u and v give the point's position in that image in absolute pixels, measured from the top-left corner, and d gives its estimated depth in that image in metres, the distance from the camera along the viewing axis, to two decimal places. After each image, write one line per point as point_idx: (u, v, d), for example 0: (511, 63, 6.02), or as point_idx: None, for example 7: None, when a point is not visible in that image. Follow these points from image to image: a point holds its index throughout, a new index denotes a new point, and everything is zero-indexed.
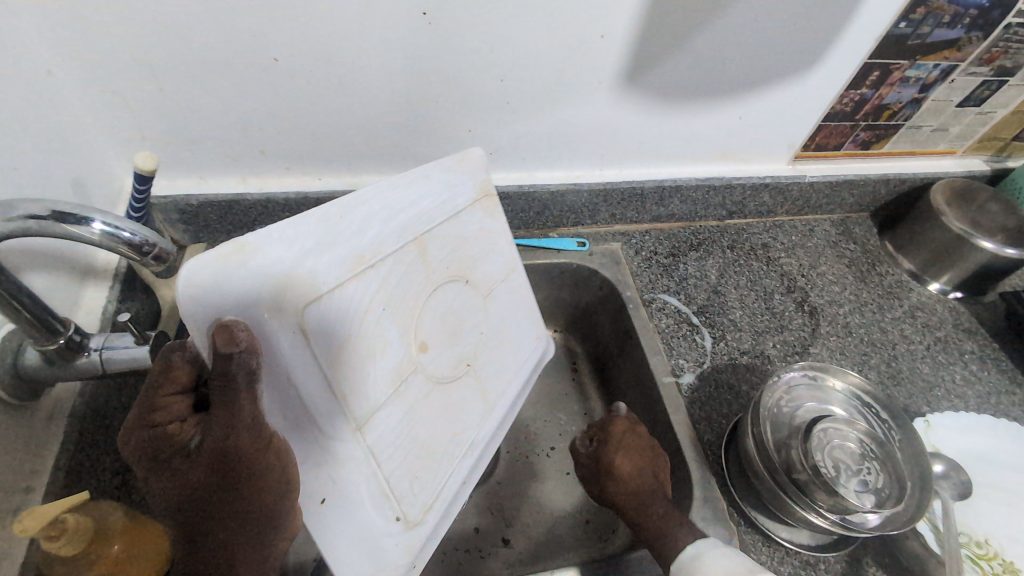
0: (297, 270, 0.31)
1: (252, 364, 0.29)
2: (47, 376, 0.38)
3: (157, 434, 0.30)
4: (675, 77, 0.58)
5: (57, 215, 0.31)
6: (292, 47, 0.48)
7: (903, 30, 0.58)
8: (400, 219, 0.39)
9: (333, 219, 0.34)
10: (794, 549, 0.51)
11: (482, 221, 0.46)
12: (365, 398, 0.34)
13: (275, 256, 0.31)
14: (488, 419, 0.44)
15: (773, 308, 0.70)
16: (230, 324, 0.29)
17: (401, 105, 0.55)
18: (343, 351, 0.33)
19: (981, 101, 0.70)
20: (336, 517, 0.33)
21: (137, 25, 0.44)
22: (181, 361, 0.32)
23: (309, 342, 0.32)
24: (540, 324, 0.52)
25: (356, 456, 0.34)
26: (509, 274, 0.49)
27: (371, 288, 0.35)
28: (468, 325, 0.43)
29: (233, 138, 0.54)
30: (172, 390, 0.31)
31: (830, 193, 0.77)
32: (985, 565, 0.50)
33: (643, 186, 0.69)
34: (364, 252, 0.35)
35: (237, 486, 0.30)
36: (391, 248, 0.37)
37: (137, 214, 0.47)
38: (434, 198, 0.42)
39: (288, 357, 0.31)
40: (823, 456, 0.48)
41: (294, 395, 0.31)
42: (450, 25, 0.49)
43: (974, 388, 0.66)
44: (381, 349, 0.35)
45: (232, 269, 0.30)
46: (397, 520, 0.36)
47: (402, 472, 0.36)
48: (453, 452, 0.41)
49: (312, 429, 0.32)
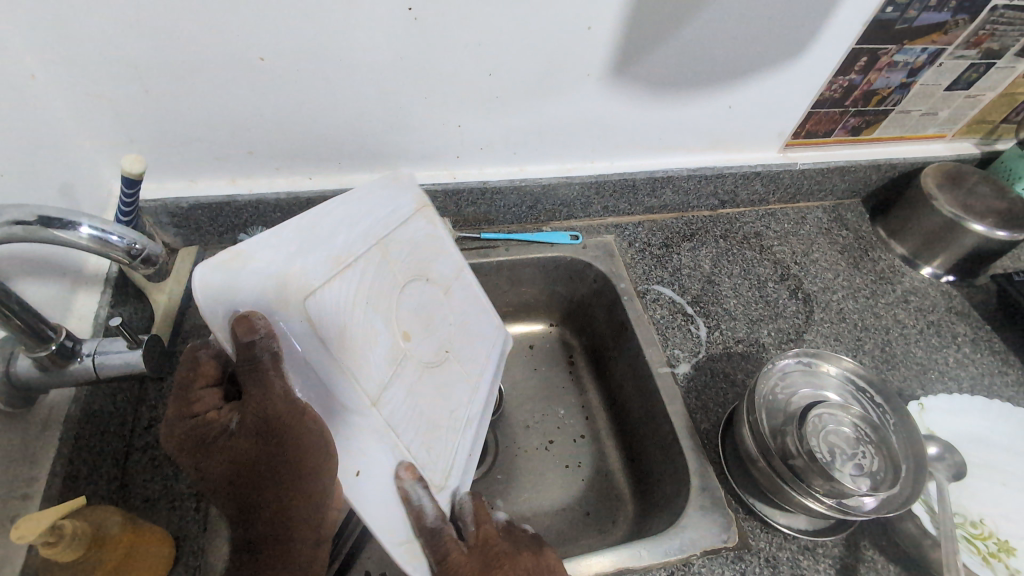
0: (292, 268, 0.33)
1: (274, 347, 0.32)
2: (40, 383, 0.38)
3: (199, 422, 0.34)
4: (664, 67, 0.58)
5: (43, 220, 0.31)
6: (278, 45, 0.48)
7: (890, 15, 0.58)
8: (362, 223, 0.40)
9: (305, 226, 0.36)
10: (792, 534, 0.51)
11: (432, 225, 0.47)
12: (372, 378, 0.36)
13: (268, 259, 0.33)
14: (476, 397, 0.46)
15: (767, 296, 0.70)
16: (249, 315, 0.31)
17: (389, 101, 0.54)
18: (342, 340, 0.35)
19: (969, 84, 0.70)
20: (378, 486, 0.34)
21: (119, 27, 0.43)
22: (207, 358, 0.35)
23: (316, 330, 0.33)
24: (499, 321, 0.52)
25: (377, 429, 0.36)
26: (462, 268, 0.50)
27: (352, 283, 0.37)
28: (439, 315, 0.45)
29: (221, 139, 0.54)
30: (205, 382, 0.35)
31: (822, 180, 0.77)
32: (980, 544, 0.51)
33: (635, 177, 0.69)
34: (341, 253, 0.37)
35: (279, 454, 0.34)
36: (360, 247, 0.39)
37: (126, 218, 0.47)
38: (386, 205, 0.43)
39: (301, 342, 0.33)
40: (818, 441, 0.48)
41: (315, 376, 0.33)
42: (436, 20, 0.48)
43: (968, 369, 0.66)
44: (372, 337, 0.37)
45: (235, 274, 0.31)
46: (429, 486, 0.38)
47: (420, 445, 0.38)
48: (455, 427, 0.42)
49: (337, 405, 0.34)
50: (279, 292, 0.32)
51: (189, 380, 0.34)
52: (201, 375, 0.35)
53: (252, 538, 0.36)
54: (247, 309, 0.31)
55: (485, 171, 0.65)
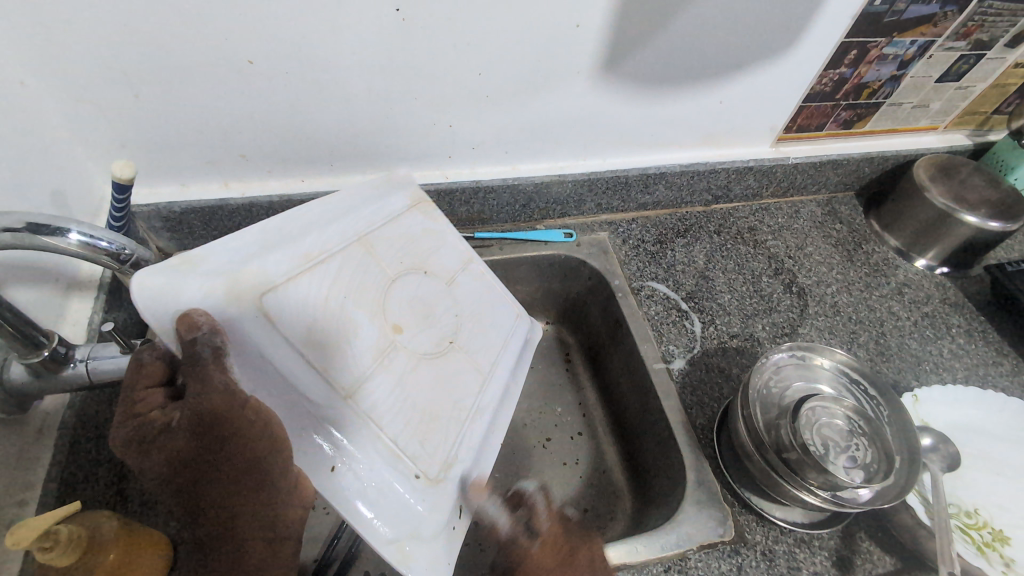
0: (244, 267, 0.34)
1: (216, 342, 0.32)
2: (33, 389, 0.38)
3: (140, 421, 0.32)
4: (654, 64, 0.58)
5: (32, 227, 0.31)
6: (267, 48, 0.48)
7: (879, 8, 0.58)
8: (342, 225, 0.42)
9: (271, 232, 0.38)
10: (789, 528, 0.51)
11: (425, 222, 0.50)
12: (349, 369, 0.36)
13: (220, 261, 0.34)
14: (489, 387, 0.45)
15: (761, 290, 0.70)
16: (189, 312, 0.31)
17: (380, 103, 0.54)
18: (310, 330, 0.35)
19: (960, 76, 0.70)
20: (347, 477, 0.34)
21: (107, 32, 0.43)
22: (152, 358, 0.34)
23: (274, 322, 0.34)
24: (516, 306, 0.54)
25: (353, 420, 0.35)
26: (468, 262, 0.51)
27: (326, 279, 0.38)
28: (441, 308, 0.46)
29: (213, 143, 0.54)
30: (148, 384, 0.34)
31: (815, 174, 0.77)
32: (975, 534, 0.51)
33: (628, 174, 0.69)
34: (311, 250, 0.39)
35: (220, 447, 0.32)
36: (339, 246, 0.41)
37: (117, 223, 0.47)
38: (371, 207, 0.46)
39: (255, 336, 0.33)
40: (811, 435, 0.48)
41: (269, 368, 0.33)
42: (424, 21, 0.49)
43: (963, 360, 0.67)
44: (352, 329, 0.38)
45: (181, 275, 0.33)
46: (418, 478, 0.37)
47: (408, 434, 0.37)
48: (459, 417, 0.42)
49: (297, 399, 0.34)
50: (228, 291, 0.33)
51: (133, 380, 0.34)
52: (145, 376, 0.34)
53: (201, 546, 0.33)
54: (191, 306, 0.32)
55: (477, 170, 0.65)
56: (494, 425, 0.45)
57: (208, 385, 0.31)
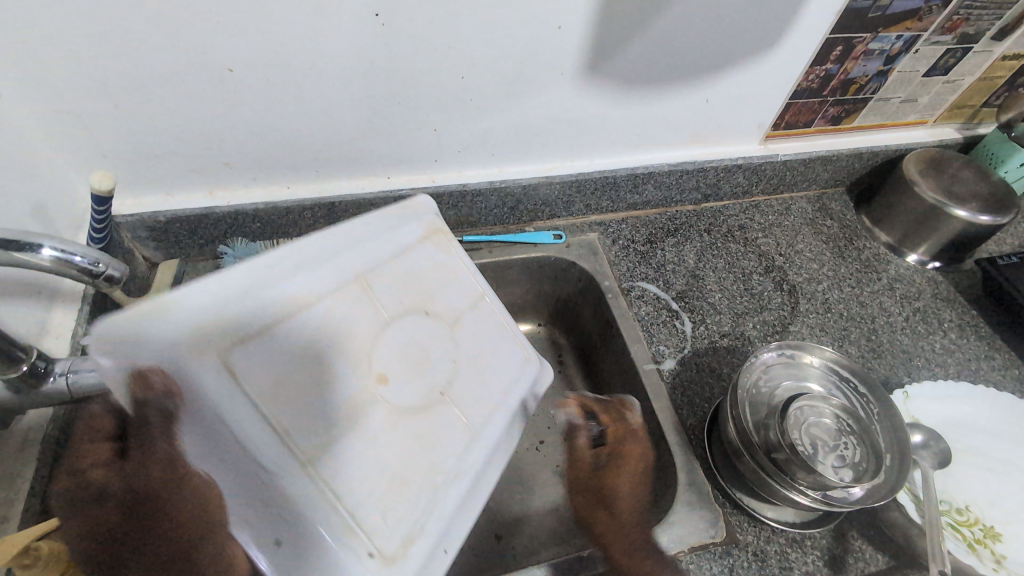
0: (210, 314, 0.31)
1: (166, 405, 0.30)
2: (11, 403, 0.38)
3: (80, 482, 0.33)
4: (638, 63, 0.57)
5: (4, 243, 0.30)
6: (245, 56, 0.47)
7: (862, 3, 0.58)
8: (340, 259, 0.38)
9: (255, 265, 0.35)
10: (780, 528, 0.51)
11: (434, 254, 0.45)
12: (312, 432, 0.32)
13: (194, 308, 0.31)
14: (482, 451, 0.40)
15: (752, 289, 0.70)
16: (144, 370, 0.30)
17: (363, 107, 0.54)
18: (275, 387, 0.32)
19: (947, 70, 0.70)
20: (291, 561, 0.30)
21: (84, 42, 0.43)
22: (102, 411, 0.34)
23: (237, 381, 0.30)
24: (528, 347, 0.49)
25: (312, 490, 0.31)
26: (479, 299, 0.47)
27: (309, 324, 0.34)
28: (442, 355, 0.41)
29: (196, 152, 0.54)
30: (94, 438, 0.34)
31: (805, 170, 0.77)
32: (966, 531, 0.51)
33: (616, 175, 0.69)
34: (292, 293, 0.35)
35: (149, 525, 0.31)
36: (321, 282, 0.36)
37: (98, 233, 0.47)
38: (377, 238, 0.42)
39: (208, 398, 0.30)
40: (800, 434, 0.48)
41: (226, 434, 0.30)
42: (404, 25, 0.48)
43: (954, 355, 0.66)
44: (328, 383, 0.34)
45: (147, 323, 0.30)
46: (370, 556, 0.32)
47: (371, 504, 0.33)
48: (444, 484, 0.37)
49: (246, 465, 0.30)
50: (191, 343, 0.30)
51: (82, 435, 0.34)
52: (93, 429, 0.34)
53: None
54: (146, 362, 0.30)
55: (464, 173, 0.65)
56: (479, 493, 0.40)
57: (148, 459, 0.31)
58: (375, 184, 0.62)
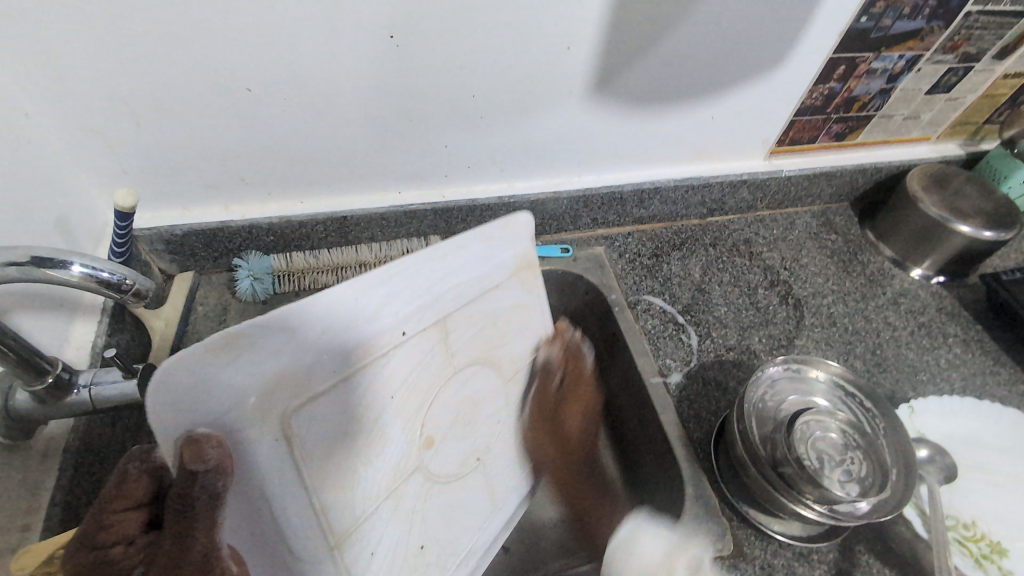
0: (288, 370, 0.32)
1: (215, 487, 0.29)
2: (39, 414, 0.39)
3: (96, 557, 0.28)
4: (645, 81, 0.59)
5: (36, 260, 0.32)
6: (263, 76, 0.49)
7: (864, 24, 0.59)
8: (423, 302, 0.41)
9: (340, 312, 0.35)
10: (787, 542, 0.51)
11: (515, 296, 0.51)
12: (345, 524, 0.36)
13: (252, 367, 0.31)
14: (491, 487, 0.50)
15: (757, 303, 0.71)
16: (200, 441, 0.29)
17: (376, 125, 0.56)
18: (324, 465, 0.34)
19: (949, 88, 0.71)
20: None
21: (110, 64, 0.45)
22: (137, 472, 0.30)
23: (291, 448, 0.33)
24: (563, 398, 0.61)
25: None
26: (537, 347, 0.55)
27: (386, 373, 0.38)
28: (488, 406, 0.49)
29: (213, 168, 0.55)
30: (125, 504, 0.30)
31: (809, 186, 0.78)
32: (973, 547, 0.51)
33: (623, 190, 0.70)
34: (375, 341, 0.37)
35: None
36: (417, 327, 0.40)
37: (119, 248, 0.48)
38: (458, 277, 0.44)
39: (264, 468, 0.32)
40: (806, 448, 0.48)
41: (266, 516, 0.32)
42: (418, 46, 0.50)
43: (960, 370, 0.67)
44: (376, 455, 0.38)
45: (218, 365, 0.30)
46: None
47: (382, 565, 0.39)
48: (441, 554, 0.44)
49: (279, 548, 0.33)
50: (253, 408, 0.31)
51: (110, 498, 0.30)
52: (123, 495, 0.30)
53: None
54: (203, 429, 0.30)
55: (473, 188, 0.66)
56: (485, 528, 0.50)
57: (188, 553, 0.29)
58: (386, 199, 0.64)
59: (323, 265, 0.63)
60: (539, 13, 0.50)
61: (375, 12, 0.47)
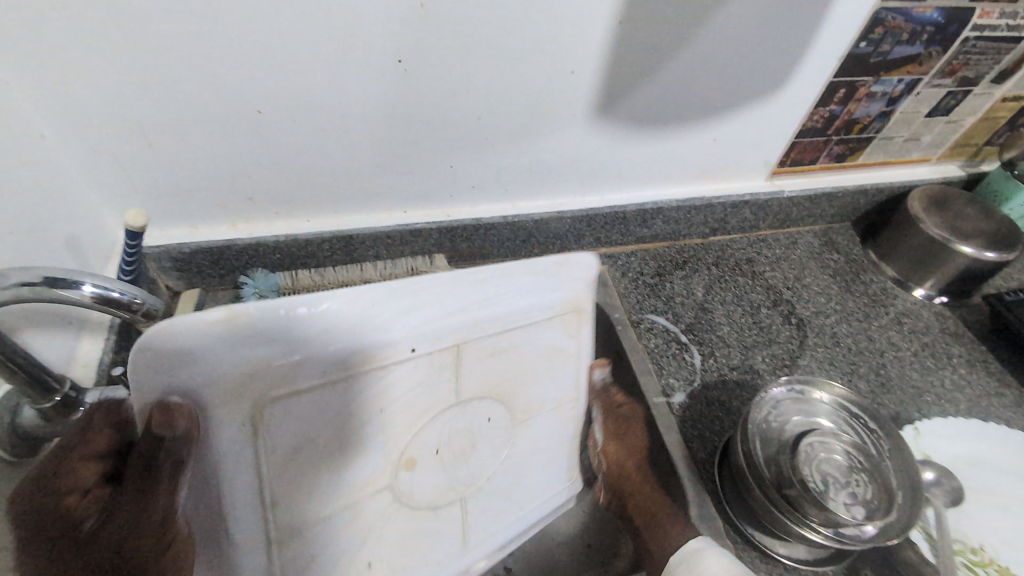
0: (270, 363, 0.31)
1: (179, 453, 0.30)
2: (44, 433, 0.39)
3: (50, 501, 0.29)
4: (647, 105, 0.60)
5: (47, 280, 0.32)
6: (274, 98, 0.50)
7: (864, 49, 0.60)
8: (434, 326, 0.37)
9: (349, 320, 0.33)
10: (794, 565, 0.51)
11: (555, 338, 0.46)
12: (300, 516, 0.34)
13: (228, 361, 0.30)
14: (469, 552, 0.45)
15: (760, 322, 0.71)
16: (173, 406, 0.30)
17: (383, 147, 0.56)
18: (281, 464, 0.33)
19: (948, 111, 0.72)
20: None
21: (126, 87, 0.46)
22: (102, 424, 0.32)
23: (255, 434, 0.32)
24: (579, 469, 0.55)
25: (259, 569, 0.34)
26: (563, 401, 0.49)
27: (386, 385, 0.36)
28: (484, 449, 0.45)
29: (222, 188, 0.56)
30: (86, 453, 0.31)
31: (810, 206, 0.79)
32: (981, 572, 0.51)
33: (626, 210, 0.71)
34: (375, 351, 0.35)
35: None
36: (427, 345, 0.38)
37: (128, 266, 0.49)
38: (496, 311, 0.41)
39: (222, 449, 0.32)
40: (811, 470, 0.49)
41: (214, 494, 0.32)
42: (425, 70, 0.51)
43: (965, 391, 0.66)
44: (347, 463, 0.36)
45: (205, 343, 0.30)
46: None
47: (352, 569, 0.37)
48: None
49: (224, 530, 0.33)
50: (231, 385, 0.31)
51: (72, 445, 0.31)
52: (87, 445, 0.31)
53: None
54: (177, 398, 0.30)
55: (478, 208, 0.67)
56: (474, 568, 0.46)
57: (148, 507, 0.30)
58: (392, 218, 0.64)
59: (330, 282, 0.63)
60: (544, 39, 0.51)
61: (385, 38, 0.48)
